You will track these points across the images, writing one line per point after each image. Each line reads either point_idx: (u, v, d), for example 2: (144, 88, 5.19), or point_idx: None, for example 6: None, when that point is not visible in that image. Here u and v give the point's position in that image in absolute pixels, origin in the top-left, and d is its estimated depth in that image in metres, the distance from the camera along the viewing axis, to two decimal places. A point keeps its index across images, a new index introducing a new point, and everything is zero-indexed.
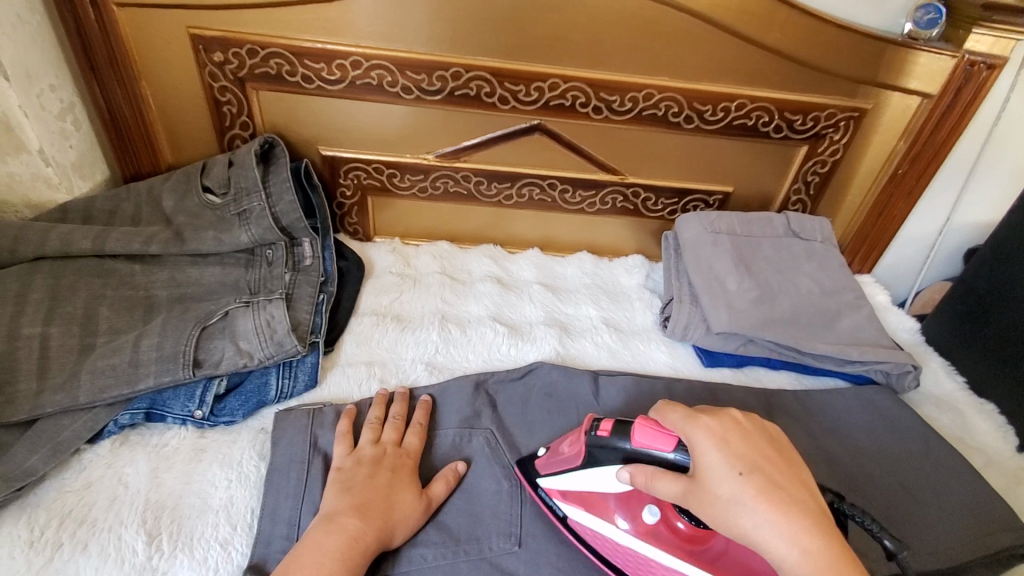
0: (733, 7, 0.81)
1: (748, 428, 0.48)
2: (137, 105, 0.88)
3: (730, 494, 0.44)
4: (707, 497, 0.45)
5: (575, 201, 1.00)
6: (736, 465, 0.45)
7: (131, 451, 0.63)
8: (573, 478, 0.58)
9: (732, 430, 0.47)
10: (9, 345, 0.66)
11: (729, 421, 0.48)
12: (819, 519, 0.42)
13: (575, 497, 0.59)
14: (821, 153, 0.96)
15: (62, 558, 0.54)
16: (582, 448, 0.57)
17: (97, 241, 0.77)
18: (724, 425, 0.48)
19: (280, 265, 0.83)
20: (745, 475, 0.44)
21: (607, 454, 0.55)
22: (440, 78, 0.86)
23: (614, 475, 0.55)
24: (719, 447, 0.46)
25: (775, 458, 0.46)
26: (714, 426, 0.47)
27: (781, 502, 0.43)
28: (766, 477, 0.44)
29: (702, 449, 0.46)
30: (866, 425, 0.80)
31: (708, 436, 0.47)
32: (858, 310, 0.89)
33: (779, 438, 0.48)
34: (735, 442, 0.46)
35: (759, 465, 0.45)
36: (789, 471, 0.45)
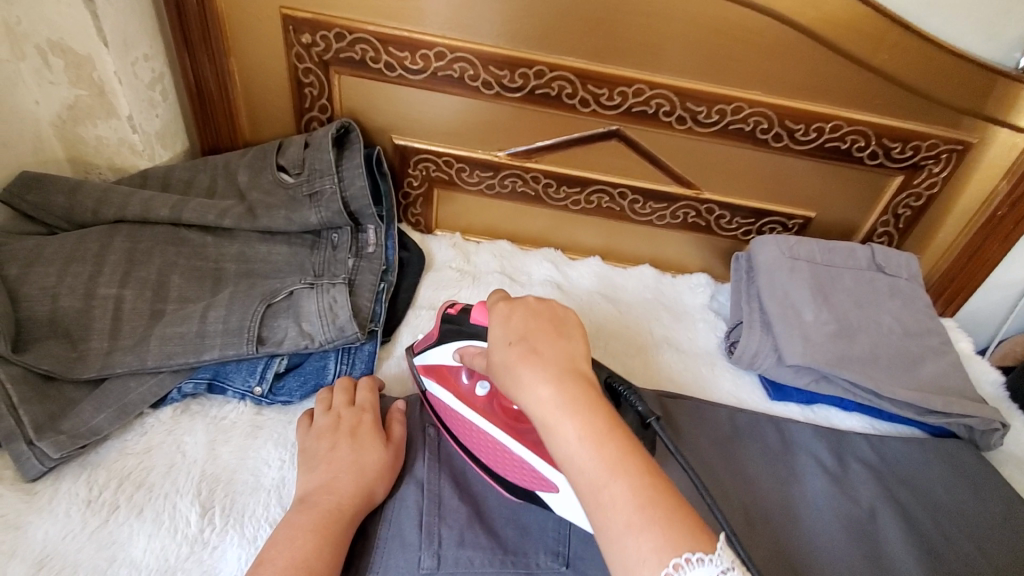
0: (841, 24, 0.76)
1: (536, 308, 0.51)
2: (223, 80, 0.90)
3: (500, 360, 0.47)
4: (494, 366, 0.48)
5: (645, 213, 0.97)
6: (510, 335, 0.48)
7: (191, 420, 0.63)
8: (429, 356, 0.65)
9: (517, 310, 0.50)
10: (86, 303, 0.68)
11: (523, 305, 0.51)
12: (564, 372, 0.44)
13: (434, 371, 0.65)
14: (917, 185, 0.90)
15: (118, 520, 0.54)
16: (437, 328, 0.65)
17: (174, 210, 0.79)
18: (516, 305, 0.51)
19: (344, 250, 0.83)
20: (512, 343, 0.47)
21: (451, 330, 0.62)
22: (522, 76, 0.84)
23: (447, 347, 0.62)
24: (502, 324, 0.49)
25: (551, 329, 0.48)
26: (506, 307, 0.51)
27: (534, 360, 0.45)
28: (527, 344, 0.47)
29: (493, 326, 0.50)
30: (948, 483, 0.73)
31: (499, 314, 0.51)
32: (944, 356, 0.83)
33: (572, 316, 0.51)
34: (517, 317, 0.49)
35: (524, 333, 0.47)
36: (557, 340, 0.47)
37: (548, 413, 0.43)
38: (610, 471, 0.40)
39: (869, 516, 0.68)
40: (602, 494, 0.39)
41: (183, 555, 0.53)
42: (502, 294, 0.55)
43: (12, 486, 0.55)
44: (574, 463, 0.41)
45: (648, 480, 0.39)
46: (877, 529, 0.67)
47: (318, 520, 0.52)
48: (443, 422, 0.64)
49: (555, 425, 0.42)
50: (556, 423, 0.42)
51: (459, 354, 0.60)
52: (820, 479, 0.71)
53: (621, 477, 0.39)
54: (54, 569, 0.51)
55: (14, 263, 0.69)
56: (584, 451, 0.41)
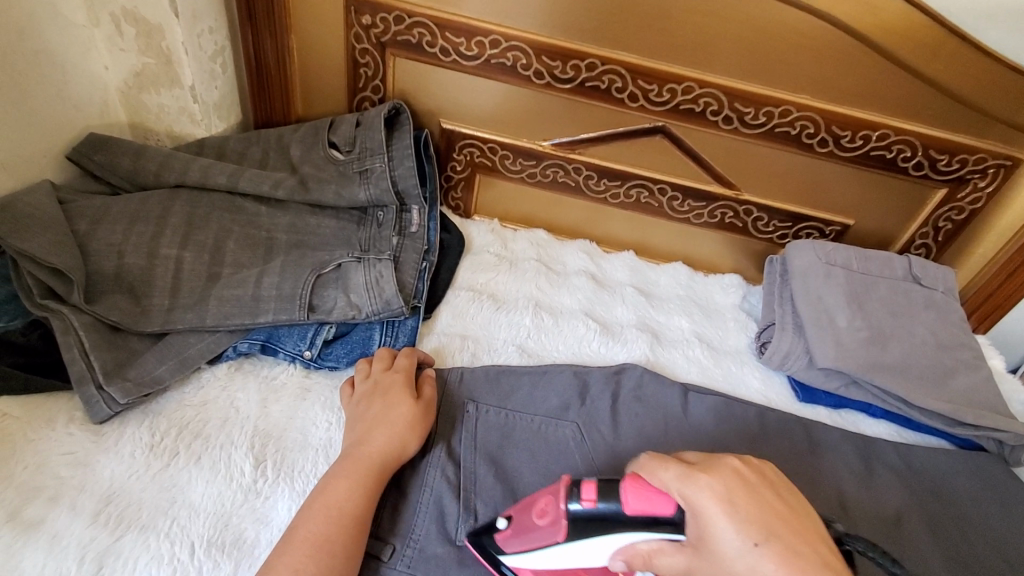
0: (897, 33, 0.77)
1: (752, 482, 0.42)
2: (282, 55, 0.92)
3: (747, 566, 0.39)
4: (723, 571, 0.40)
5: (682, 210, 0.98)
6: (751, 531, 0.40)
7: (244, 378, 0.67)
8: (538, 556, 0.52)
9: (738, 487, 0.42)
10: (149, 262, 0.72)
11: (734, 475, 0.43)
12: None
13: (545, 571, 0.54)
14: (960, 199, 0.89)
15: (178, 465, 0.58)
16: (562, 525, 0.49)
17: (231, 178, 0.82)
18: (724, 480, 0.42)
19: (388, 228, 0.85)
20: (762, 545, 0.39)
21: (590, 530, 0.48)
22: (574, 67, 0.85)
23: (591, 547, 0.48)
24: (728, 511, 0.40)
25: (782, 511, 0.41)
26: (716, 483, 0.42)
27: (799, 567, 0.38)
28: (777, 543, 0.39)
29: (709, 511, 0.41)
30: (973, 492, 0.74)
31: (716, 498, 0.41)
32: (975, 370, 0.83)
33: (775, 478, 0.44)
34: (743, 502, 0.41)
35: (767, 525, 0.40)
36: (794, 523, 0.41)
37: None
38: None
39: (895, 521, 0.69)
40: None
41: (238, 502, 0.56)
42: (669, 461, 0.45)
43: (80, 426, 0.59)
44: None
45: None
46: (902, 534, 0.68)
47: (357, 471, 0.55)
48: None
49: None
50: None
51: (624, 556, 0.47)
52: (848, 482, 0.72)
53: None
54: (121, 505, 0.54)
55: (83, 220, 0.72)
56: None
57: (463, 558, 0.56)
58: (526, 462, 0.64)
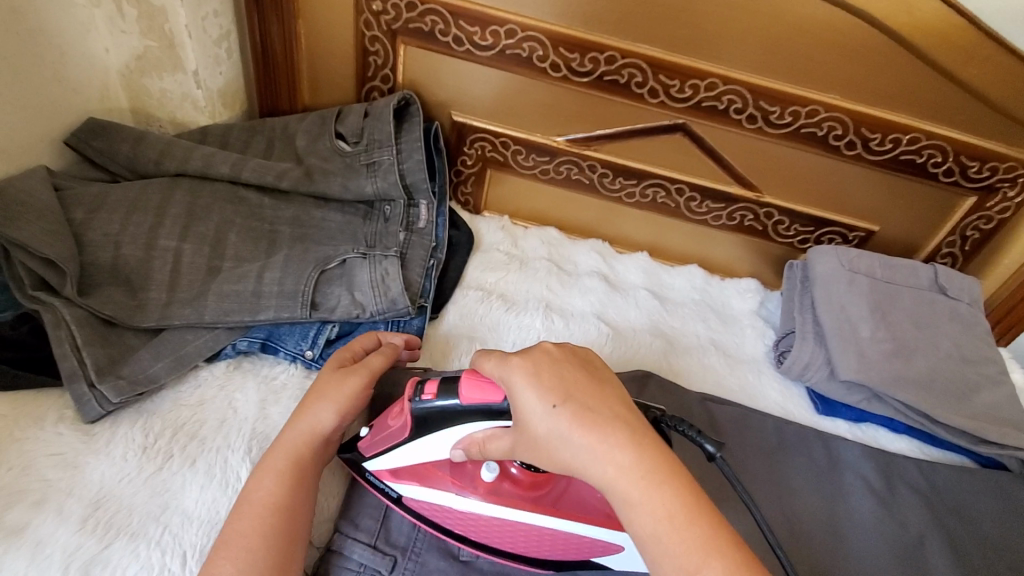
0: (934, 32, 0.73)
1: (556, 356, 0.46)
2: (289, 42, 0.89)
3: (546, 428, 0.42)
4: (531, 434, 0.44)
5: (700, 212, 0.94)
6: (550, 396, 0.43)
7: (243, 378, 0.64)
8: (392, 455, 0.56)
9: (541, 362, 0.45)
10: (147, 254, 0.69)
11: (545, 356, 0.46)
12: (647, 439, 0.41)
13: (411, 477, 0.57)
14: (990, 208, 0.86)
15: (171, 469, 0.55)
16: (407, 421, 0.53)
17: (234, 168, 0.79)
18: (535, 361, 0.45)
19: (396, 223, 0.82)
20: (558, 407, 0.42)
21: (434, 423, 0.52)
22: (592, 60, 0.82)
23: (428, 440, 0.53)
24: (532, 385, 0.44)
25: (588, 383, 0.44)
26: (525, 362, 0.45)
27: (595, 422, 0.41)
28: (575, 403, 0.42)
29: (517, 386, 0.44)
30: (999, 515, 0.71)
31: (522, 373, 0.45)
32: (1003, 387, 0.80)
33: (597, 367, 0.47)
34: (546, 375, 0.44)
35: (565, 389, 0.43)
36: (595, 393, 0.44)
37: (626, 486, 0.40)
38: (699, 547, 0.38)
39: (917, 543, 0.66)
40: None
41: (233, 510, 0.53)
42: (492, 352, 0.48)
43: (71, 426, 0.56)
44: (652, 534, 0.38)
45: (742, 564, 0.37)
46: (924, 557, 0.65)
47: (290, 462, 0.52)
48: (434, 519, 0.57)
49: (631, 501, 0.39)
50: (639, 498, 0.39)
51: (463, 445, 0.52)
52: (867, 500, 0.69)
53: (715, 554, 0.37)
54: (110, 511, 0.52)
55: (79, 208, 0.70)
56: (663, 528, 0.38)
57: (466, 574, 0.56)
58: None
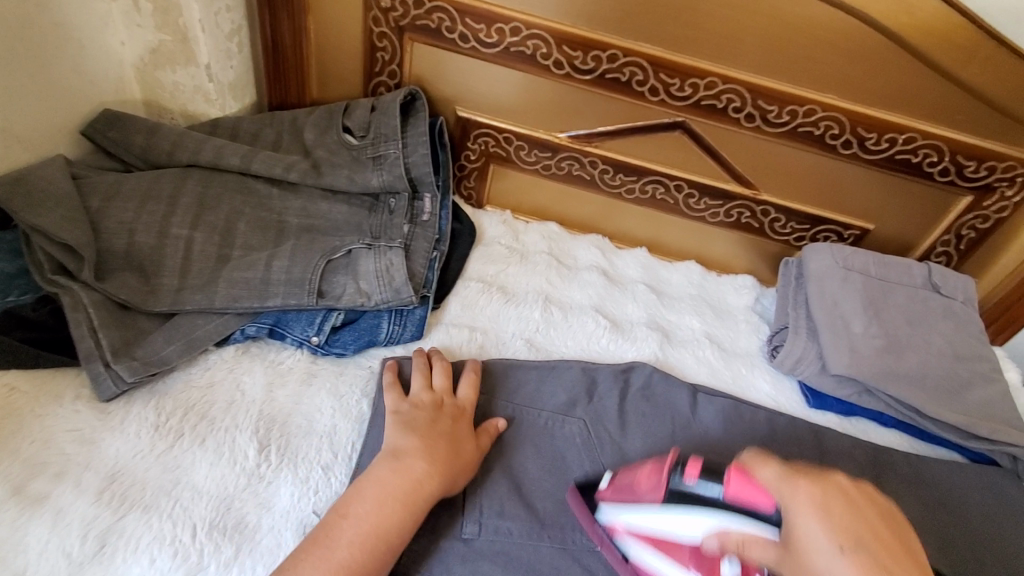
0: (930, 33, 0.74)
1: (858, 501, 0.39)
2: (299, 37, 0.91)
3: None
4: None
5: (699, 208, 0.96)
6: (839, 538, 0.36)
7: (250, 361, 0.67)
8: (629, 513, 0.54)
9: (837, 497, 0.39)
10: (160, 241, 0.71)
11: (836, 487, 0.39)
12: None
13: (644, 538, 0.53)
14: (986, 207, 0.87)
15: (182, 446, 0.58)
16: (664, 488, 0.52)
17: (244, 159, 0.81)
18: (829, 490, 0.39)
19: (400, 215, 0.84)
20: (846, 553, 0.35)
21: (671, 495, 0.51)
22: (595, 58, 0.84)
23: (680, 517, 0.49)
24: (819, 515, 0.38)
25: (889, 538, 0.37)
26: (818, 489, 0.39)
27: None
28: (872, 561, 0.35)
29: (799, 513, 0.39)
30: (985, 508, 0.73)
31: (811, 504, 0.38)
32: (993, 383, 0.81)
33: (891, 513, 0.40)
34: (838, 512, 0.38)
35: (862, 538, 0.36)
36: (911, 559, 0.37)
37: None
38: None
39: None
40: None
41: (241, 486, 0.56)
42: (773, 458, 0.44)
43: (87, 404, 0.59)
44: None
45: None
46: None
47: (406, 493, 0.52)
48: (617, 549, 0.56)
49: None
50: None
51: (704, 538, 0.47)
52: None
53: None
54: (125, 484, 0.54)
55: (95, 196, 0.72)
56: None
57: (466, 554, 0.56)
58: (531, 459, 0.64)
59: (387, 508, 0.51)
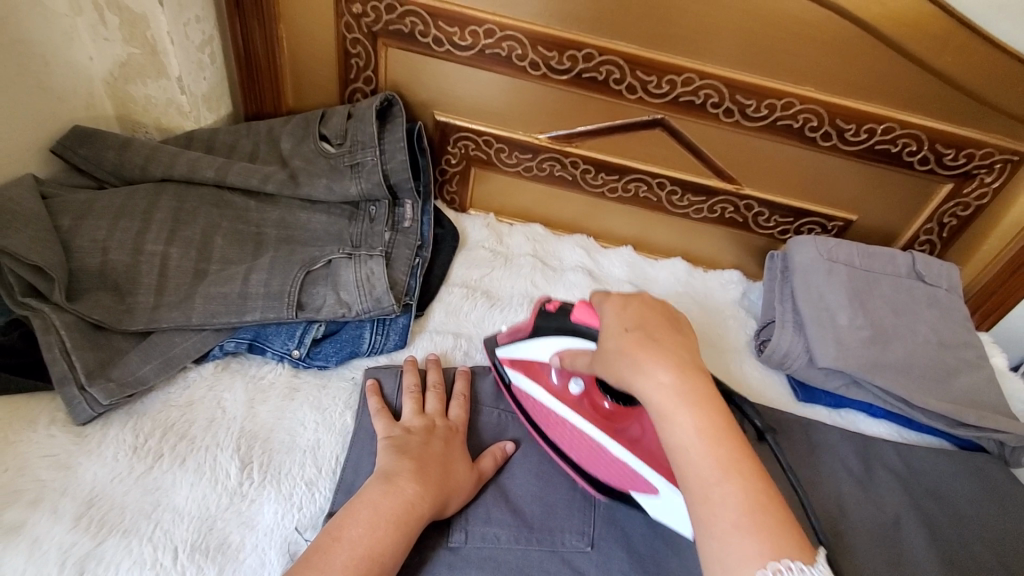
0: (905, 23, 0.74)
1: (650, 303, 0.54)
2: (271, 45, 0.90)
3: (615, 346, 0.50)
4: (606, 353, 0.51)
5: (682, 205, 0.96)
6: (625, 326, 0.51)
7: (230, 378, 0.65)
8: (516, 348, 0.66)
9: (633, 304, 0.53)
10: (135, 259, 0.70)
11: (639, 300, 0.54)
12: (693, 370, 0.47)
13: (522, 367, 0.66)
14: (967, 194, 0.87)
15: (162, 468, 0.57)
16: (534, 321, 0.64)
17: (219, 172, 0.80)
18: (627, 301, 0.54)
19: (381, 223, 0.83)
20: (628, 333, 0.50)
21: (547, 324, 0.62)
22: (571, 58, 0.83)
23: (550, 343, 0.62)
24: (618, 315, 0.53)
25: (665, 326, 0.51)
26: (619, 302, 0.54)
27: (653, 349, 0.48)
28: (645, 334, 0.50)
29: (608, 318, 0.53)
30: (976, 495, 0.73)
31: (614, 307, 0.54)
32: (979, 370, 0.81)
33: (675, 314, 0.54)
34: (636, 312, 0.52)
35: (643, 325, 0.51)
36: (676, 339, 0.50)
37: (664, 403, 0.46)
38: (720, 465, 0.43)
39: (894, 524, 0.68)
40: (714, 490, 0.42)
41: (222, 506, 0.55)
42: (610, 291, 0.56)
43: (62, 428, 0.58)
44: (687, 452, 0.44)
45: (770, 496, 0.43)
46: (901, 537, 0.67)
47: (398, 514, 0.51)
48: (524, 411, 0.66)
49: (673, 416, 0.45)
50: (673, 413, 0.45)
51: (558, 356, 0.61)
52: (846, 483, 0.71)
53: (732, 477, 0.43)
54: (103, 510, 0.53)
55: (66, 215, 0.71)
56: (696, 443, 0.44)
57: (453, 563, 0.55)
58: (521, 466, 0.63)
59: (380, 531, 0.49)
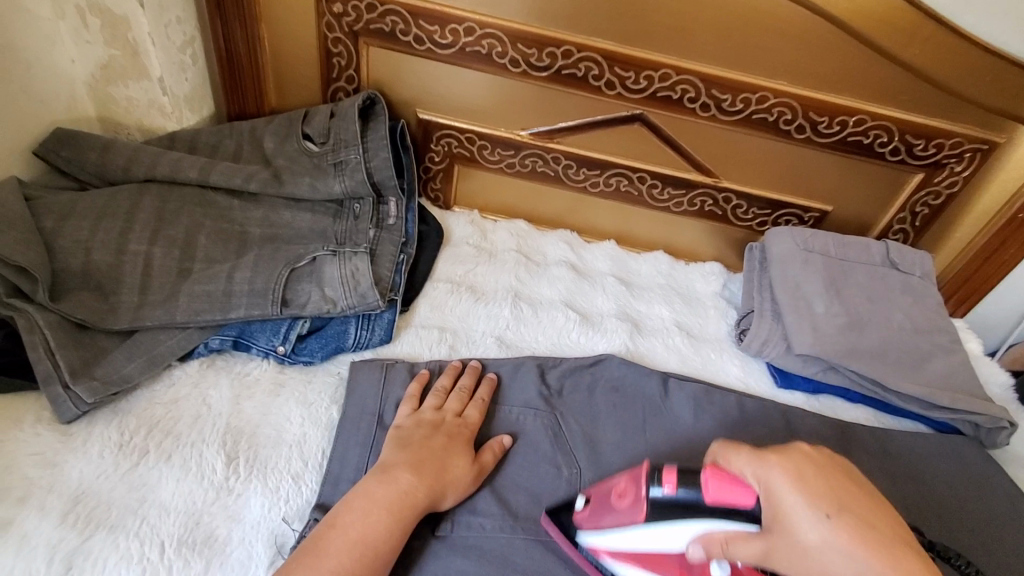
0: (873, 17, 0.76)
1: (814, 455, 0.44)
2: (253, 45, 0.90)
3: (820, 542, 0.39)
4: (798, 550, 0.40)
5: (663, 199, 0.98)
6: (822, 505, 0.40)
7: (215, 374, 0.66)
8: (621, 534, 0.53)
9: (805, 464, 0.43)
10: (118, 259, 0.70)
11: (802, 455, 0.44)
12: (917, 571, 0.38)
13: (624, 552, 0.54)
14: (937, 184, 0.90)
15: (148, 464, 0.57)
16: (642, 502, 0.51)
17: (203, 172, 0.80)
18: (793, 459, 0.43)
19: (365, 220, 0.84)
20: (834, 519, 0.40)
21: (673, 515, 0.49)
22: (550, 55, 0.84)
23: (683, 536, 0.49)
24: (800, 492, 0.41)
25: (848, 484, 0.42)
26: (786, 464, 0.43)
27: (873, 538, 0.39)
28: (846, 510, 0.40)
29: (783, 492, 0.42)
30: (949, 474, 0.75)
31: (785, 476, 0.42)
32: (951, 354, 0.84)
33: (853, 470, 0.44)
34: (817, 483, 0.42)
35: (838, 499, 0.41)
36: (864, 498, 0.42)
37: None
38: None
39: None
40: None
41: (209, 500, 0.55)
42: (743, 443, 0.46)
43: (48, 427, 0.58)
44: None
45: None
46: None
47: (393, 502, 0.53)
48: None
49: None
50: None
51: (698, 543, 0.48)
52: None
53: None
54: (89, 506, 0.53)
55: (48, 216, 0.71)
56: None
57: (440, 551, 0.56)
58: (511, 459, 0.64)
59: (375, 517, 0.51)
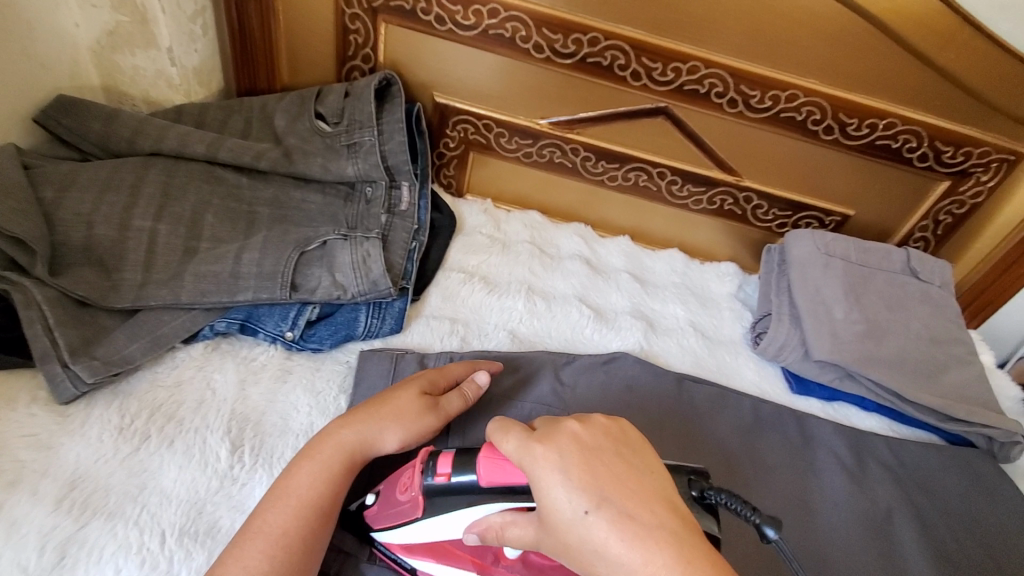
0: (913, 17, 0.74)
1: (587, 438, 0.41)
2: (267, 18, 0.87)
3: (582, 538, 0.37)
4: (570, 545, 0.38)
5: (682, 196, 0.95)
6: (584, 498, 0.38)
7: (221, 359, 0.64)
8: (408, 531, 0.52)
9: (567, 452, 0.40)
10: (121, 235, 0.67)
11: (570, 440, 0.40)
12: (676, 541, 0.36)
13: (418, 546, 0.54)
14: (963, 192, 0.88)
15: (149, 449, 0.55)
16: (421, 496, 0.49)
17: (211, 147, 0.77)
18: (561, 446, 0.40)
19: (378, 205, 0.81)
20: (594, 513, 0.37)
21: (451, 504, 0.48)
22: (576, 42, 0.82)
23: (460, 523, 0.48)
24: (562, 480, 0.38)
25: (619, 468, 0.39)
26: (553, 453, 0.39)
27: (630, 526, 0.37)
28: (600, 496, 0.38)
29: (548, 486, 0.39)
30: (963, 488, 0.74)
31: (551, 467, 0.39)
32: (969, 366, 0.82)
33: (624, 437, 0.42)
34: (580, 471, 0.39)
35: (597, 489, 0.38)
36: (632, 479, 0.39)
37: None
38: None
39: (885, 517, 0.69)
40: None
41: (213, 489, 0.53)
42: (502, 423, 0.43)
43: (44, 407, 0.56)
44: None
45: None
46: (892, 530, 0.68)
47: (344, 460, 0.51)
48: None
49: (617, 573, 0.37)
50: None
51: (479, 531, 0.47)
52: (839, 477, 0.71)
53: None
54: (87, 491, 0.51)
55: (49, 186, 0.68)
56: None
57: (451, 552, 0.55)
58: None
59: (330, 473, 0.50)
